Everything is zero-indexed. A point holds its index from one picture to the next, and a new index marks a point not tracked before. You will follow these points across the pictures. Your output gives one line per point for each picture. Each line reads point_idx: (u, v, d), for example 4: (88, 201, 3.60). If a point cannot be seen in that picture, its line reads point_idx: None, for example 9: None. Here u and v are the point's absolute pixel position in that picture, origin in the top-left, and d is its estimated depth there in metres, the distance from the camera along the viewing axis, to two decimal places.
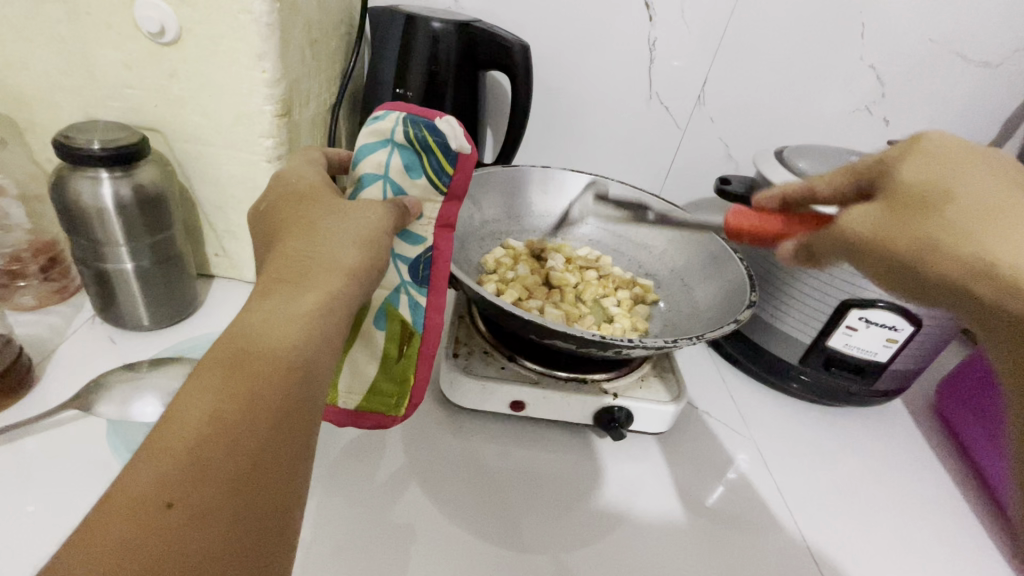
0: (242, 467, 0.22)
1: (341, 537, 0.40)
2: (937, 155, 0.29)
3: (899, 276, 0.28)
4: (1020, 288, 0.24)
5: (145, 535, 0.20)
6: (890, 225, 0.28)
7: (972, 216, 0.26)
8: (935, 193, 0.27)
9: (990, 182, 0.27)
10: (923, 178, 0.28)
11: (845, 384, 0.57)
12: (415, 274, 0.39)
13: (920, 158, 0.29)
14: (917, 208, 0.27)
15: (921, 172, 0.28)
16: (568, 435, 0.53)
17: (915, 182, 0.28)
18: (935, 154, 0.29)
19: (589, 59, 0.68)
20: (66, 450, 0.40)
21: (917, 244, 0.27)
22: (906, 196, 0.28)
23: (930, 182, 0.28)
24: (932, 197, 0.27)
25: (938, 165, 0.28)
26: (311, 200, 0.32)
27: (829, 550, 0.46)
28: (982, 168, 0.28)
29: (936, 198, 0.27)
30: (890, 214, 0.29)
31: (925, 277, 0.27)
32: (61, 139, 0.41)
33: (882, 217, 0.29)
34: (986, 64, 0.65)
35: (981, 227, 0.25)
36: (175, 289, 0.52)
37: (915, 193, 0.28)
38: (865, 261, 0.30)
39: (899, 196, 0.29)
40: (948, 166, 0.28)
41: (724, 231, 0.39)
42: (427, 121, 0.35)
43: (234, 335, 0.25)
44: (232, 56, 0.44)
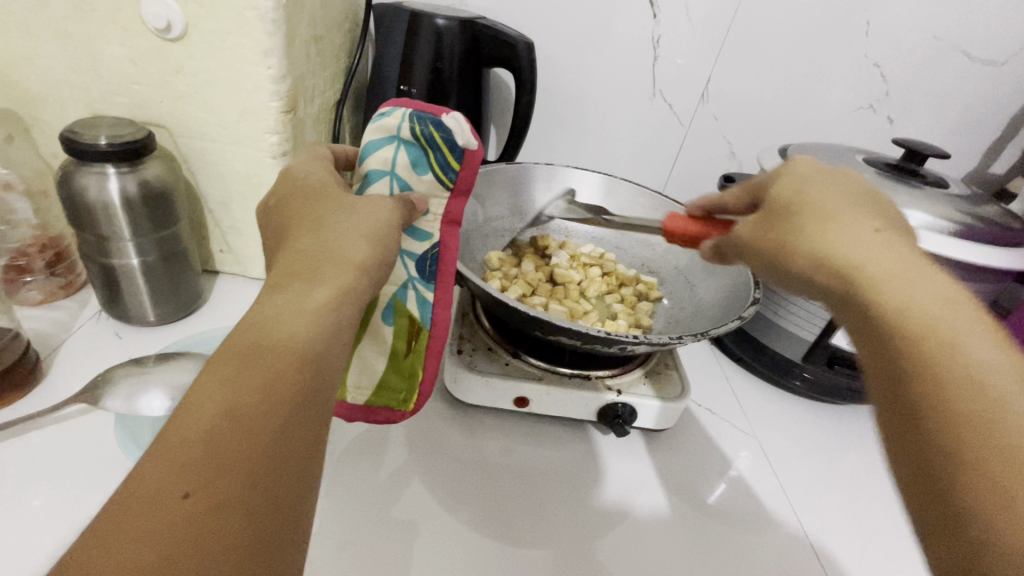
0: (256, 460, 0.22)
1: (346, 532, 0.40)
2: (800, 171, 0.32)
3: (772, 275, 0.31)
4: (845, 273, 0.26)
5: (161, 527, 0.20)
6: (760, 229, 0.32)
7: (806, 217, 0.29)
8: (788, 200, 0.31)
9: (833, 189, 0.30)
10: (785, 188, 0.32)
11: (849, 382, 0.57)
12: (422, 269, 0.39)
13: (789, 173, 0.32)
14: (776, 214, 0.31)
15: (785, 184, 0.32)
16: (572, 431, 0.53)
17: (777, 192, 0.32)
18: (798, 171, 0.32)
19: (593, 56, 0.68)
20: (73, 444, 0.40)
21: (775, 243, 0.30)
22: (770, 204, 0.32)
23: (784, 193, 0.31)
24: (785, 205, 0.31)
25: (798, 179, 0.31)
26: (320, 195, 0.33)
27: (831, 548, 0.46)
28: (831, 179, 0.31)
29: (790, 203, 0.30)
30: (761, 221, 0.32)
31: (785, 274, 0.30)
32: (67, 135, 0.41)
33: (757, 224, 0.32)
34: (991, 62, 0.65)
35: (810, 227, 0.29)
36: (180, 284, 0.52)
37: (776, 202, 0.31)
38: (751, 264, 0.33)
39: (766, 204, 0.32)
40: (804, 178, 0.31)
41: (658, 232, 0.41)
42: (433, 117, 0.36)
43: (247, 329, 0.25)
44: (238, 52, 0.44)
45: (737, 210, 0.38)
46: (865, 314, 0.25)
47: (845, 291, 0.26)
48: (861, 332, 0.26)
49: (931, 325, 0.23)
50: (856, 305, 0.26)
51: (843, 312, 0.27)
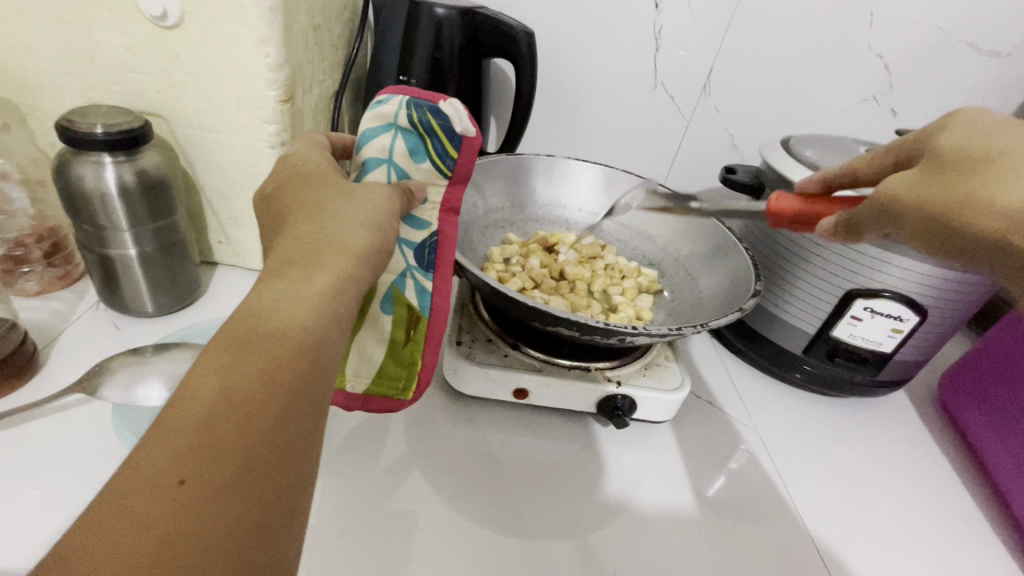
0: (255, 446, 0.22)
1: (345, 522, 0.40)
2: (984, 125, 0.27)
3: (941, 241, 0.26)
4: None
5: (159, 513, 0.20)
6: (937, 187, 0.26)
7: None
8: (983, 154, 0.26)
9: None
10: (973, 142, 0.27)
11: (848, 374, 0.57)
12: (420, 258, 0.39)
13: (968, 128, 0.28)
14: (970, 167, 0.26)
15: (966, 139, 0.27)
16: (571, 423, 0.53)
17: (967, 146, 0.27)
18: (976, 125, 0.28)
19: (594, 47, 0.67)
20: (72, 434, 0.40)
21: (968, 202, 0.25)
22: (953, 159, 0.27)
23: (977, 146, 0.26)
24: (983, 158, 0.26)
25: (978, 132, 0.27)
26: (318, 183, 0.32)
27: (831, 541, 0.46)
28: None
29: (990, 156, 0.25)
30: (932, 176, 0.27)
31: (976, 240, 0.25)
32: (64, 123, 0.41)
33: (924, 180, 0.27)
34: (996, 54, 0.64)
35: (1023, 182, 0.23)
36: (178, 275, 0.52)
37: (964, 157, 0.26)
38: (900, 227, 0.28)
39: (946, 160, 0.27)
40: (988, 131, 0.27)
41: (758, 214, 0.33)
42: (431, 104, 0.35)
43: (245, 316, 0.25)
44: (236, 40, 0.44)
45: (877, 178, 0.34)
46: None
47: None
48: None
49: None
50: None
51: None
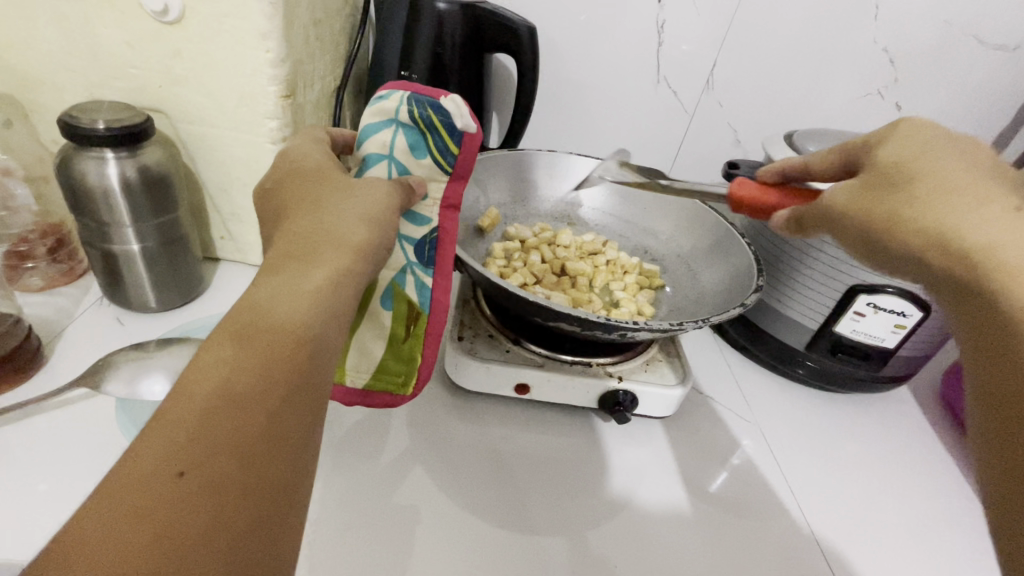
0: (252, 439, 0.22)
1: (347, 516, 0.41)
2: (922, 137, 0.30)
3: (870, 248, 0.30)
4: (962, 256, 0.25)
5: (155, 506, 0.20)
6: (867, 202, 0.30)
7: (933, 193, 0.27)
8: (909, 172, 0.29)
9: (957, 160, 0.28)
10: (905, 158, 0.29)
11: (851, 370, 0.57)
12: (421, 254, 0.39)
13: (905, 141, 0.30)
14: (894, 185, 0.29)
15: (900, 153, 0.30)
16: (572, 419, 0.53)
17: (895, 162, 0.30)
18: (915, 136, 0.30)
19: (597, 42, 0.67)
20: (76, 429, 0.41)
21: (887, 218, 0.29)
22: (885, 174, 0.30)
23: (906, 162, 0.29)
24: (906, 177, 0.29)
25: (914, 146, 0.30)
26: (318, 178, 0.32)
27: (832, 537, 0.46)
28: (957, 151, 0.28)
29: (911, 175, 0.29)
30: (867, 191, 0.30)
31: (894, 251, 0.29)
32: (66, 119, 0.41)
33: (860, 194, 0.30)
34: (1003, 48, 0.63)
35: (933, 203, 0.27)
36: (181, 271, 0.52)
37: (894, 173, 0.29)
38: (844, 234, 0.32)
39: (879, 175, 0.30)
40: (922, 143, 0.30)
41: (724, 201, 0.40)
42: (431, 100, 0.35)
43: (243, 310, 0.25)
44: (236, 36, 0.44)
45: (825, 175, 0.37)
46: (992, 307, 0.24)
47: (968, 277, 0.25)
48: (976, 321, 0.25)
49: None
50: (976, 292, 0.25)
51: (957, 299, 0.26)
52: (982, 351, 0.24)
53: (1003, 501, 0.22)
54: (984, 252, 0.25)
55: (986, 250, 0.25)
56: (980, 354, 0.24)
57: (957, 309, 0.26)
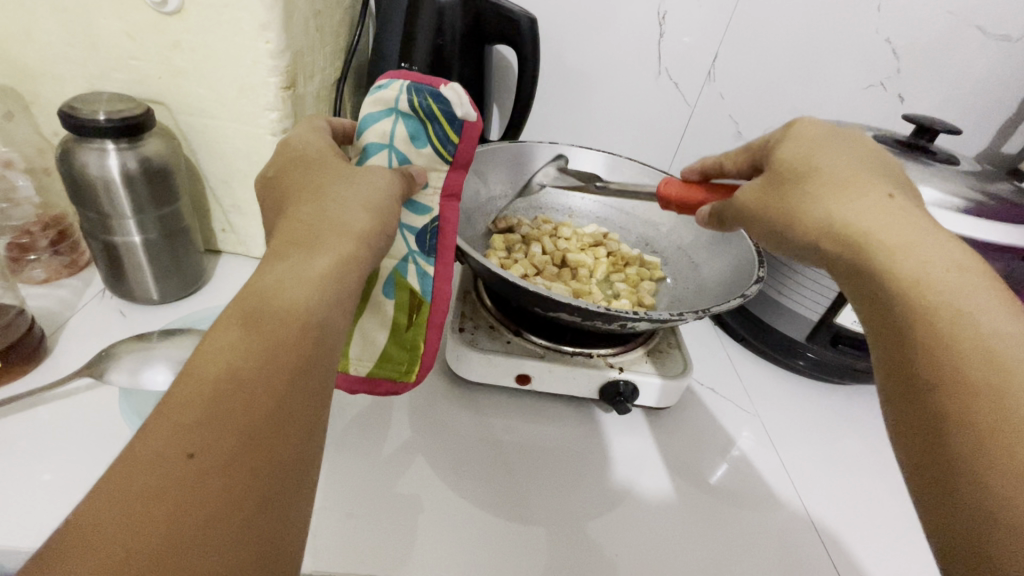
0: (260, 420, 0.22)
1: (350, 505, 0.41)
2: (812, 139, 0.34)
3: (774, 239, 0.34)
4: (849, 239, 0.29)
5: (169, 485, 0.20)
6: (770, 197, 0.34)
7: (821, 185, 0.31)
8: (803, 168, 0.33)
9: (839, 158, 0.32)
10: (800, 156, 0.34)
11: (851, 361, 0.57)
12: (422, 243, 0.39)
13: (799, 141, 0.34)
14: (789, 182, 0.33)
15: (796, 152, 0.34)
16: (573, 409, 0.53)
17: (789, 161, 0.34)
18: (803, 137, 0.35)
19: (598, 33, 0.67)
20: (80, 419, 0.41)
21: (787, 210, 0.33)
22: (784, 172, 0.34)
23: (798, 160, 0.33)
24: (799, 173, 0.33)
25: (806, 146, 0.34)
26: (320, 166, 0.32)
27: (831, 526, 0.47)
28: (838, 151, 0.33)
29: (804, 171, 0.33)
30: (770, 188, 0.34)
31: (796, 240, 0.32)
32: (66, 110, 0.41)
33: (766, 191, 0.35)
34: (1007, 38, 0.63)
35: (821, 194, 0.31)
36: (183, 263, 0.52)
37: (788, 170, 0.34)
38: (755, 227, 0.36)
39: (777, 173, 0.34)
40: (811, 144, 0.34)
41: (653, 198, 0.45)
42: (431, 89, 0.35)
43: (249, 295, 0.25)
44: (236, 26, 0.43)
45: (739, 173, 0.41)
46: (874, 279, 0.28)
47: (851, 256, 0.29)
48: (864, 296, 0.28)
49: (938, 287, 0.25)
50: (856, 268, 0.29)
51: (847, 277, 0.30)
52: (873, 319, 0.28)
53: (927, 483, 0.23)
54: (865, 236, 0.29)
55: (866, 234, 0.29)
56: (873, 322, 0.28)
57: (850, 286, 0.30)
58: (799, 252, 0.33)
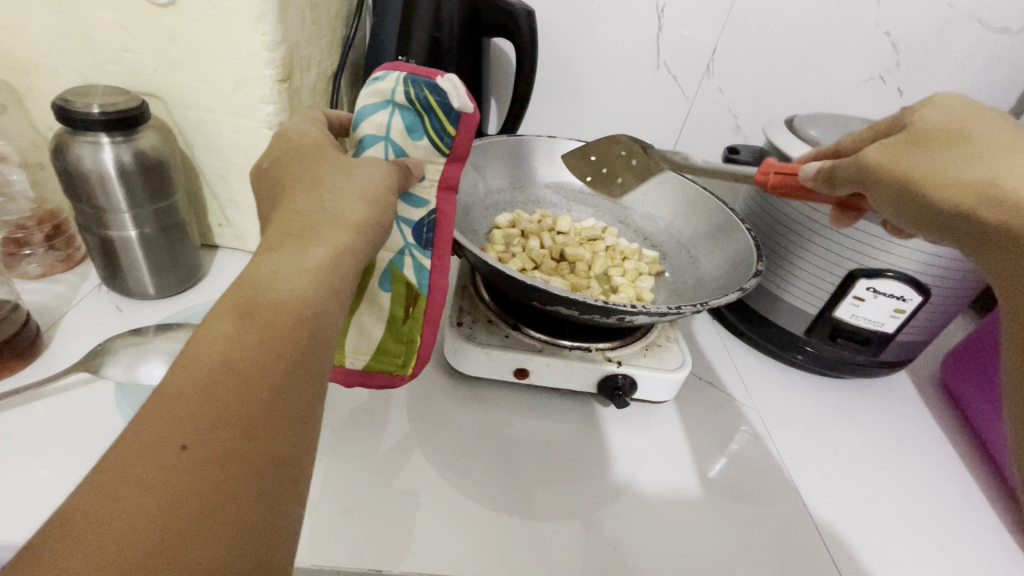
0: (254, 413, 0.22)
1: (347, 500, 0.41)
2: (961, 109, 0.34)
3: (904, 199, 0.33)
4: (1008, 199, 0.28)
5: (163, 478, 0.20)
6: (914, 156, 0.33)
7: (986, 147, 0.31)
8: (957, 131, 0.32)
9: (996, 128, 0.32)
10: (944, 122, 0.33)
11: (849, 355, 0.57)
12: (419, 236, 0.39)
13: (941, 111, 0.34)
14: (937, 142, 0.33)
15: (945, 118, 0.34)
16: (571, 403, 0.53)
17: (938, 124, 0.33)
18: (946, 106, 0.35)
19: (597, 26, 0.66)
20: (76, 415, 0.41)
21: (934, 172, 0.32)
22: (933, 133, 0.33)
23: (948, 125, 0.33)
24: (956, 136, 0.32)
25: (956, 114, 0.34)
26: (315, 157, 0.32)
27: (830, 519, 0.47)
28: (998, 122, 0.32)
29: (959, 134, 0.32)
30: (910, 147, 0.34)
31: (937, 203, 0.31)
32: (60, 103, 0.41)
33: (903, 149, 0.34)
34: (1007, 31, 0.63)
35: (978, 157, 0.30)
36: (179, 257, 0.52)
37: (940, 133, 0.33)
38: (874, 189, 0.35)
39: (922, 135, 0.34)
40: (960, 113, 0.34)
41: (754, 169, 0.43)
42: (428, 81, 0.35)
43: (242, 288, 0.25)
44: (231, 18, 0.43)
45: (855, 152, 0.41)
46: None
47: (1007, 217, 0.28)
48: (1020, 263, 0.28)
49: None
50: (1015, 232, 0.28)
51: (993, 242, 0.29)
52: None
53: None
54: None
55: None
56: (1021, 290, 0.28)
57: (995, 253, 0.29)
58: (932, 220, 0.32)
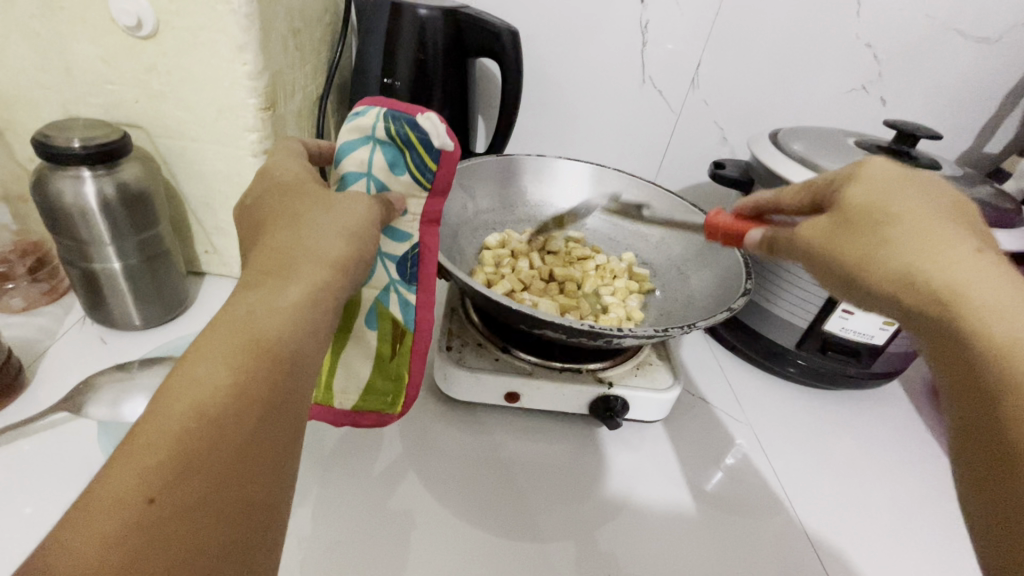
0: (226, 461, 0.22)
1: (338, 531, 0.40)
2: (886, 179, 0.29)
3: (843, 281, 0.30)
4: (943, 299, 0.25)
5: (125, 531, 0.19)
6: (842, 238, 0.29)
7: (912, 236, 0.27)
8: (882, 212, 0.28)
9: (926, 204, 0.28)
10: (868, 198, 0.29)
11: (841, 367, 0.57)
12: (403, 271, 0.39)
13: (867, 179, 0.30)
14: (864, 225, 0.29)
15: (869, 192, 0.29)
16: (565, 425, 0.52)
17: (863, 202, 0.29)
18: (874, 173, 0.30)
19: (581, 43, 0.67)
20: (58, 455, 0.40)
21: (863, 258, 0.28)
22: (858, 213, 0.29)
23: (874, 202, 0.29)
24: (881, 216, 0.28)
25: (878, 186, 0.29)
26: (297, 191, 0.32)
27: (826, 534, 0.46)
28: (922, 194, 0.28)
29: (884, 215, 0.28)
30: (839, 227, 0.30)
31: (869, 291, 0.28)
32: (39, 138, 0.40)
33: (834, 228, 0.30)
34: (985, 40, 0.64)
35: (905, 248, 0.27)
36: (165, 286, 0.52)
37: (865, 212, 0.29)
38: (814, 266, 0.32)
39: (848, 212, 0.29)
40: (887, 184, 0.29)
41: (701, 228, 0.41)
42: (409, 117, 0.35)
43: (221, 327, 0.25)
44: (213, 48, 0.43)
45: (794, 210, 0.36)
46: (969, 351, 0.24)
47: (943, 320, 0.25)
48: (957, 373, 0.25)
49: None
50: (949, 333, 0.25)
51: (931, 343, 0.26)
52: (960, 403, 0.25)
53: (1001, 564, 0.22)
54: (963, 300, 0.24)
55: (965, 298, 0.24)
56: (956, 395, 0.25)
57: (932, 350, 0.26)
58: (871, 300, 0.29)
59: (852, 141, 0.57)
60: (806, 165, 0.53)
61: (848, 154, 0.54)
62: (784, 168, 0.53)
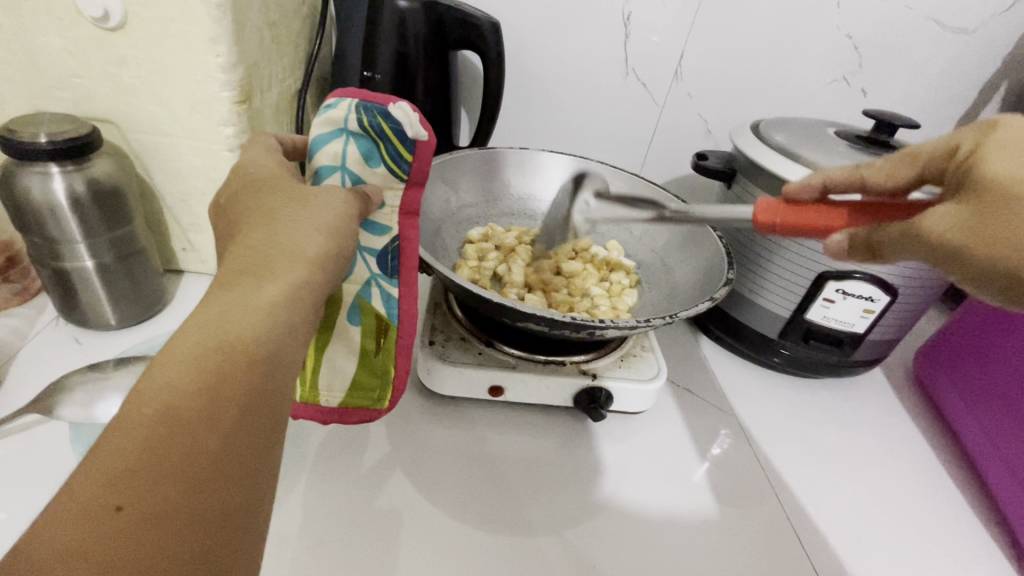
0: (200, 466, 0.22)
1: (323, 528, 0.40)
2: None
3: (988, 276, 0.25)
4: None
5: (94, 541, 0.19)
6: (982, 225, 0.25)
7: None
8: None
9: None
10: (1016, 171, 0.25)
11: (823, 355, 0.57)
12: (384, 265, 0.38)
13: (1009, 150, 0.26)
14: (1014, 203, 0.24)
15: (1010, 165, 0.26)
16: (552, 418, 0.52)
17: (1007, 178, 0.25)
18: (1010, 141, 0.27)
19: (565, 36, 0.66)
20: (28, 458, 0.39)
21: (1017, 244, 0.24)
22: (997, 192, 0.25)
23: (1020, 178, 0.25)
24: None
25: (1022, 156, 0.26)
26: (272, 187, 0.31)
27: (810, 521, 0.47)
28: None
29: None
30: (975, 212, 0.25)
31: None
32: (3, 133, 0.39)
33: (966, 216, 0.26)
34: (963, 31, 0.64)
35: None
36: (140, 284, 0.51)
37: (1011, 190, 0.25)
38: (939, 264, 0.27)
39: (988, 194, 0.25)
40: None
41: (754, 225, 0.36)
42: (381, 107, 0.34)
43: (193, 327, 0.24)
44: (184, 40, 0.42)
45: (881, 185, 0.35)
46: None
47: None
48: None
49: None
50: None
51: None
52: None
53: None
54: None
55: None
56: None
57: None
58: (1008, 291, 0.25)
59: (832, 132, 0.57)
60: (787, 155, 0.53)
61: (828, 144, 0.54)
62: (766, 158, 0.53)
